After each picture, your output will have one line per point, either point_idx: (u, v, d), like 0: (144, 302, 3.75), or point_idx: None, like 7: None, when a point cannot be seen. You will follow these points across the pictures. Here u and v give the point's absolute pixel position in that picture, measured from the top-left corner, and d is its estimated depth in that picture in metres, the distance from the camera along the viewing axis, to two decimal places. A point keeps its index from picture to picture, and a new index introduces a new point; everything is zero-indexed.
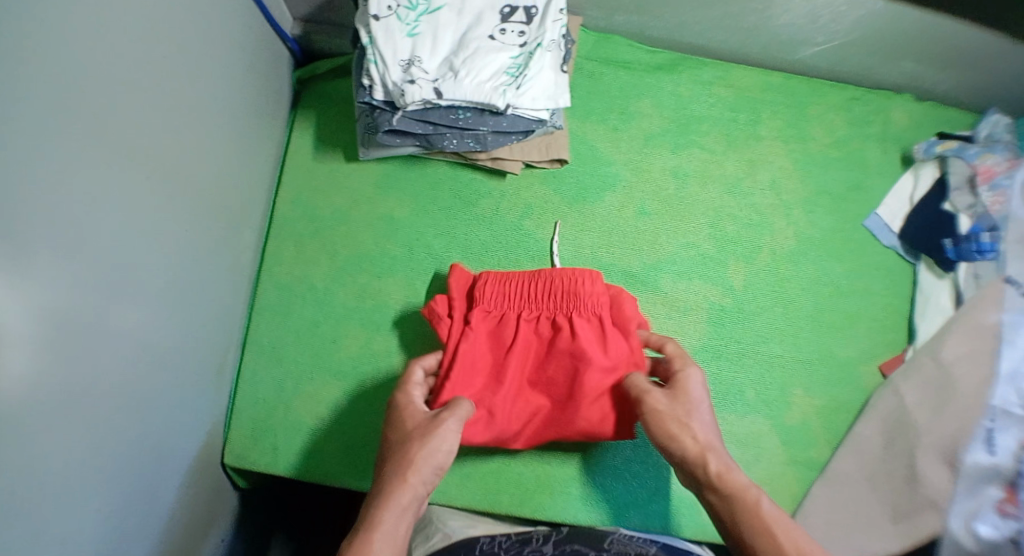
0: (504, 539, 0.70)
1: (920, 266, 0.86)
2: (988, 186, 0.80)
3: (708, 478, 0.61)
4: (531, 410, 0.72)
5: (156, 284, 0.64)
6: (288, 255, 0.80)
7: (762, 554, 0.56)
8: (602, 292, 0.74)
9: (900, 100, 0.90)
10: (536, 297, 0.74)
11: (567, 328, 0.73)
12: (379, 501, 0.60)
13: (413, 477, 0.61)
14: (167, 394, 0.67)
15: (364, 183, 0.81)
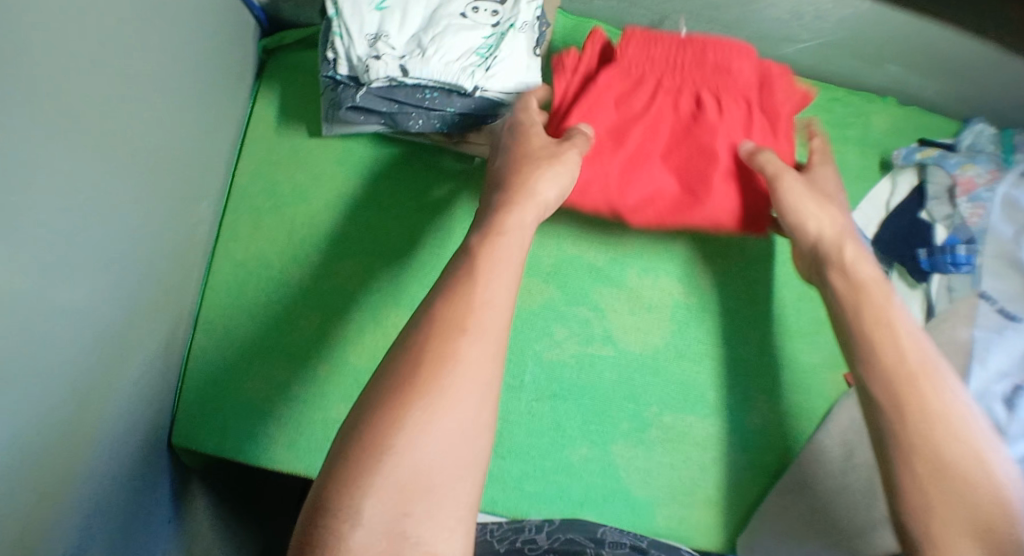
0: (496, 526, 0.72)
1: (893, 275, 0.82)
2: (968, 198, 0.80)
3: (839, 259, 0.68)
4: (649, 183, 0.73)
5: (102, 255, 0.61)
6: (245, 229, 0.78)
7: (907, 396, 0.58)
8: (753, 72, 0.76)
9: (883, 104, 0.88)
10: (681, 67, 0.76)
11: (708, 99, 0.75)
12: (498, 212, 0.63)
13: (524, 205, 0.63)
14: (109, 370, 0.65)
15: (327, 160, 0.79)
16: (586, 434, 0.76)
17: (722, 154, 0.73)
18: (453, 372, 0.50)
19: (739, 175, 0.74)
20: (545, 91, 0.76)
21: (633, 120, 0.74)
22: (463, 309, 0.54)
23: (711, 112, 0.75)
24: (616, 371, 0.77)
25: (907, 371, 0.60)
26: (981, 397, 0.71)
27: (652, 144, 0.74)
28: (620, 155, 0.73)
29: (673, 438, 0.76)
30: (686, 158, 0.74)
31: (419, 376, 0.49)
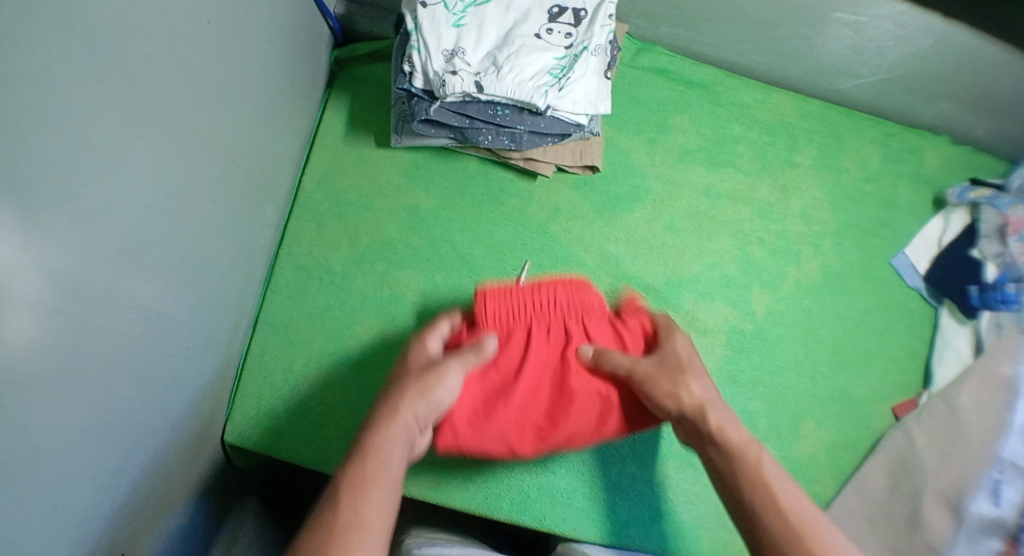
0: None
1: (942, 310, 0.85)
2: (1018, 236, 0.79)
3: (707, 431, 0.61)
4: (542, 402, 0.66)
5: (172, 253, 0.62)
6: (308, 236, 0.79)
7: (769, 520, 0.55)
8: (601, 298, 0.70)
9: (938, 141, 0.88)
10: (540, 310, 0.68)
11: (577, 334, 0.68)
12: (390, 415, 0.59)
13: (405, 418, 0.59)
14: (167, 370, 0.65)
15: (392, 171, 0.80)
16: (633, 453, 0.76)
17: (562, 424, 0.66)
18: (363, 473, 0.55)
19: (588, 408, 0.66)
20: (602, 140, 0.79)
21: (503, 350, 0.67)
22: (369, 462, 0.56)
23: (576, 379, 0.66)
24: None
25: (749, 483, 0.57)
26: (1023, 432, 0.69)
27: (548, 371, 0.67)
28: (513, 389, 0.65)
29: None
30: (583, 419, 0.66)
31: (345, 476, 0.55)
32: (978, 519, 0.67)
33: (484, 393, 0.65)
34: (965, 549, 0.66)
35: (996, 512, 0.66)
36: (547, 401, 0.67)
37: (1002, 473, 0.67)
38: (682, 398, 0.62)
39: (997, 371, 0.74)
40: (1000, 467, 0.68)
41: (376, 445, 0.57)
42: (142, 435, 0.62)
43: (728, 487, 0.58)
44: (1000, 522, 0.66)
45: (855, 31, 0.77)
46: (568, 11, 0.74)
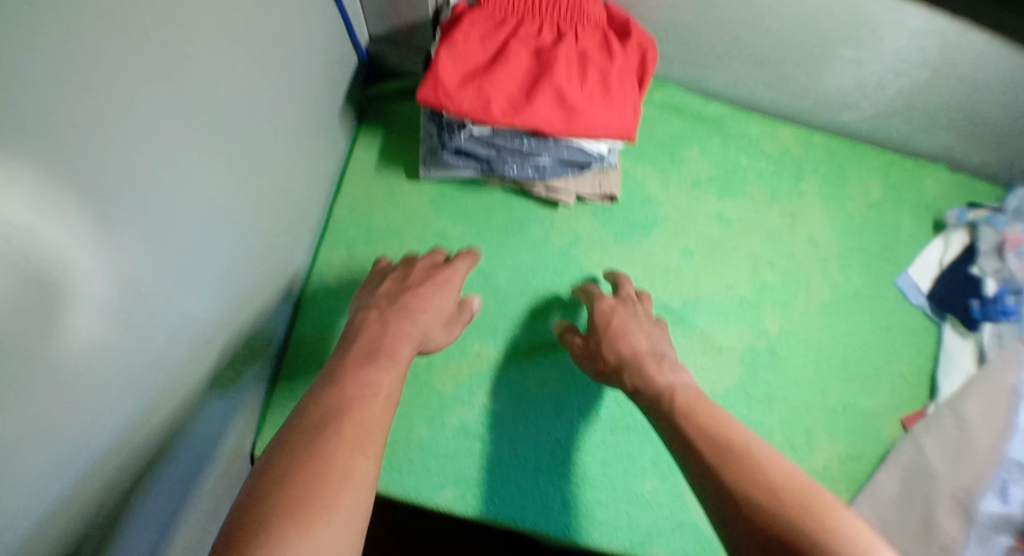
0: None
1: (945, 325, 0.88)
2: (1015, 252, 0.83)
3: (684, 410, 0.60)
4: (516, 83, 0.75)
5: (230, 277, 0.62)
6: (338, 262, 0.84)
7: (748, 473, 0.53)
8: (601, 13, 0.81)
9: (935, 169, 0.93)
10: (540, 6, 0.78)
11: (568, 34, 0.78)
12: (361, 364, 0.60)
13: (408, 339, 0.65)
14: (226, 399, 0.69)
15: (420, 200, 0.85)
16: (656, 467, 0.79)
17: (545, 84, 0.74)
18: (320, 469, 0.49)
19: (565, 72, 0.75)
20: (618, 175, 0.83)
21: (497, 38, 0.76)
22: (349, 394, 0.56)
23: (555, 79, 0.74)
24: None
25: (733, 454, 0.55)
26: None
27: (537, 53, 0.76)
28: (491, 73, 0.74)
29: None
30: (569, 88, 0.75)
31: (278, 496, 0.47)
32: (988, 518, 0.70)
33: (475, 49, 0.75)
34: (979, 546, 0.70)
35: (1005, 510, 0.70)
36: (521, 82, 0.75)
37: (1010, 474, 0.72)
38: (660, 384, 0.64)
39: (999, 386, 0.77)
40: (1009, 468, 0.72)
41: (401, 309, 0.68)
42: (199, 461, 0.62)
43: (716, 438, 0.57)
44: (1008, 519, 0.70)
45: (858, 67, 0.83)
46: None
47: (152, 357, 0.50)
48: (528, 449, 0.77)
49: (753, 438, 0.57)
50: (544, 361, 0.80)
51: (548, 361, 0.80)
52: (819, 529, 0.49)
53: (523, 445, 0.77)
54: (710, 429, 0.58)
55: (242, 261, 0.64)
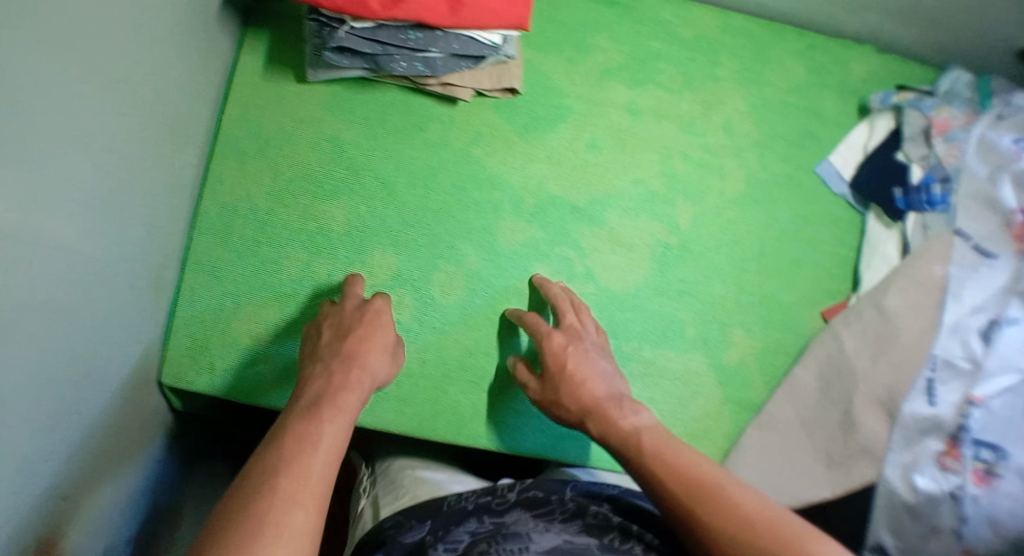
0: (471, 493, 0.70)
1: (869, 215, 0.86)
2: (944, 138, 0.81)
3: (655, 459, 0.62)
4: None
5: (93, 196, 0.60)
6: (230, 174, 0.79)
7: (727, 520, 0.56)
8: None
9: (862, 51, 0.89)
10: None
11: None
12: (299, 440, 0.57)
13: (347, 413, 0.62)
14: (110, 314, 0.67)
15: (311, 103, 0.80)
16: None
17: None
18: (272, 512, 0.51)
19: None
20: (519, 68, 0.78)
21: None
22: (291, 448, 0.57)
23: None
24: (597, 308, 0.78)
25: (710, 513, 0.57)
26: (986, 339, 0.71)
27: None
28: None
29: (652, 372, 0.78)
30: None
31: (238, 521, 0.50)
32: (912, 419, 0.70)
33: None
34: (902, 450, 0.70)
35: (932, 412, 0.70)
36: None
37: (935, 372, 0.71)
38: (630, 435, 0.65)
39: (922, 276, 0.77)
40: (934, 365, 0.71)
41: (344, 361, 0.66)
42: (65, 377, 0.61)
43: (700, 513, 0.58)
44: (935, 422, 0.70)
45: None
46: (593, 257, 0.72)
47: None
48: (435, 359, 0.76)
49: (722, 475, 0.61)
50: (445, 267, 0.77)
51: (451, 264, 0.77)
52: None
53: (429, 354, 0.76)
54: (687, 488, 0.59)
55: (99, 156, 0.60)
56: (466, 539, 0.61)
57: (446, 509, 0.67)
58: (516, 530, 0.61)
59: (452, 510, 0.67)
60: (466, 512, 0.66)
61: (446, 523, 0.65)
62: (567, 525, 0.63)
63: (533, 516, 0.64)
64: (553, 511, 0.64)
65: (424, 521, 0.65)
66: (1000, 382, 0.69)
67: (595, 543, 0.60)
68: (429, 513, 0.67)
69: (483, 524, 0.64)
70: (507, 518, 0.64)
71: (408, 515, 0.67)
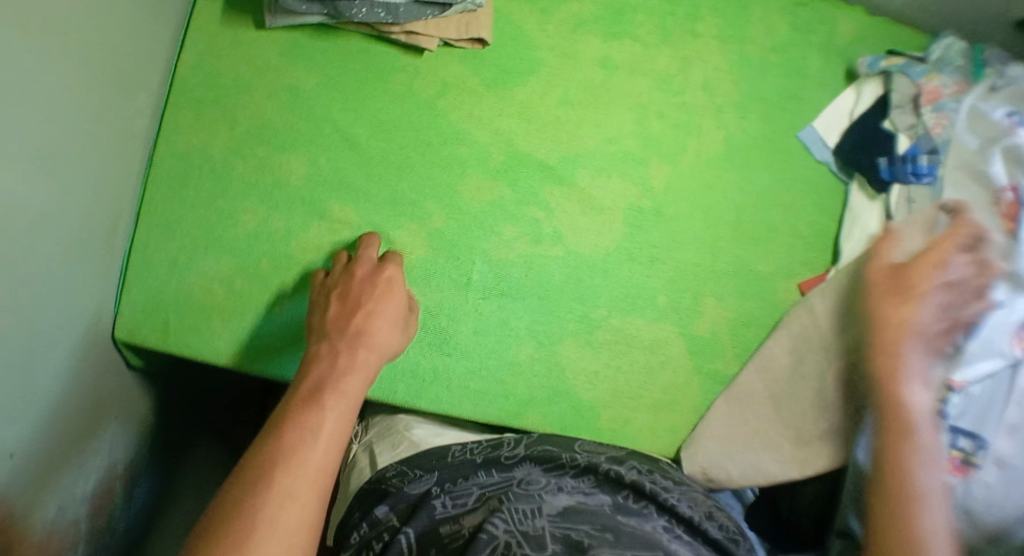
0: (474, 445, 0.70)
1: (852, 184, 0.82)
2: (933, 107, 0.76)
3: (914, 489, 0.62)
4: None
5: (31, 144, 0.59)
6: (185, 123, 0.76)
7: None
8: None
9: (849, 12, 0.85)
10: None
11: None
12: (297, 429, 0.57)
13: (351, 397, 0.60)
14: (56, 263, 0.64)
15: (269, 50, 0.76)
16: (532, 333, 0.74)
17: None
18: (267, 511, 0.52)
19: None
20: (487, 18, 0.75)
21: None
22: (289, 440, 0.56)
23: None
24: (565, 271, 0.75)
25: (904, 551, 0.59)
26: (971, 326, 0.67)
27: None
28: None
29: (622, 340, 0.75)
30: None
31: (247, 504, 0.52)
32: None
33: None
34: None
35: None
36: None
37: None
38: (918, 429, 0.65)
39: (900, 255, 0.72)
40: None
41: (354, 336, 0.64)
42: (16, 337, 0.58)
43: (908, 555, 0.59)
44: None
45: None
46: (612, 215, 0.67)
47: None
48: None
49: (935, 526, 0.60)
50: (407, 224, 0.74)
51: (413, 222, 0.74)
52: None
53: None
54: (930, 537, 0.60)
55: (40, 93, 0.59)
56: (474, 494, 0.62)
57: (451, 460, 0.67)
58: (528, 489, 0.62)
59: (456, 462, 0.67)
60: (472, 466, 0.66)
61: (454, 474, 0.65)
62: (580, 481, 0.65)
63: (545, 476, 0.65)
64: (564, 466, 0.66)
65: (430, 472, 0.66)
66: (981, 369, 0.66)
67: (610, 500, 0.62)
68: (433, 463, 0.67)
69: (492, 478, 0.65)
70: (517, 473, 0.65)
71: (412, 464, 0.67)
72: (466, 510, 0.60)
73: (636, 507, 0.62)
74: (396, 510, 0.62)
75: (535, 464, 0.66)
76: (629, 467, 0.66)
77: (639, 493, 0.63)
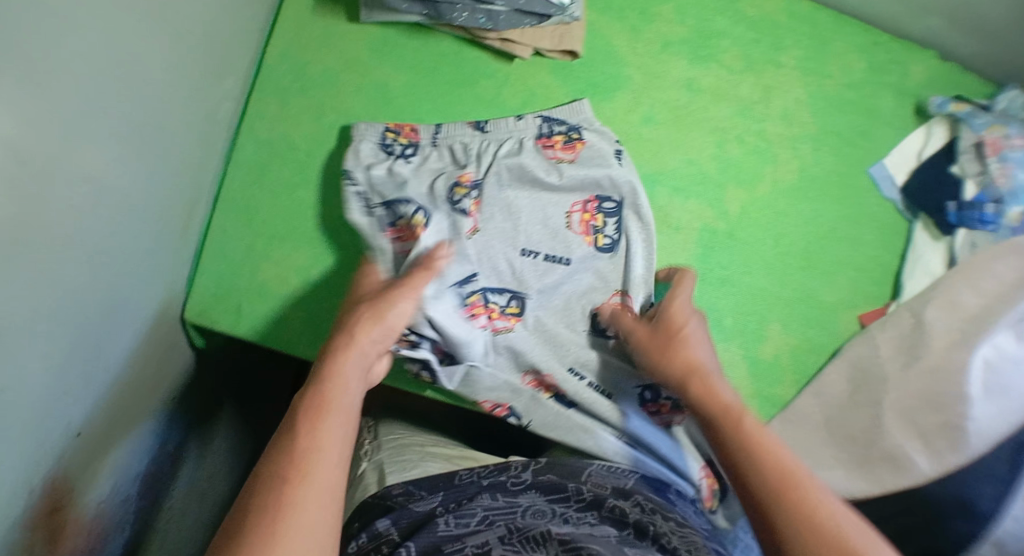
0: (483, 469, 0.66)
1: (917, 225, 0.82)
2: (997, 157, 0.77)
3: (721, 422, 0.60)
4: None
5: (130, 120, 0.59)
6: (272, 110, 0.77)
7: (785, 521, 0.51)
8: None
9: (926, 56, 0.87)
10: None
11: None
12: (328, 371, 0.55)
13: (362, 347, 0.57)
14: (146, 239, 0.65)
15: (362, 45, 0.78)
16: None
17: None
18: (280, 528, 0.44)
19: None
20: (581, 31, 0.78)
21: None
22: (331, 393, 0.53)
23: None
24: None
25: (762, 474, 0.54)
26: (989, 367, 0.67)
27: None
28: None
29: None
30: None
31: (273, 482, 0.46)
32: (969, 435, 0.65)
33: None
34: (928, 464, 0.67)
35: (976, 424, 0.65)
36: None
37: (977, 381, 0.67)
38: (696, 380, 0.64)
39: (957, 295, 0.73)
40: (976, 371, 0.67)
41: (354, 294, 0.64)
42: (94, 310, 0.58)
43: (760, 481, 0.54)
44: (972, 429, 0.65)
45: None
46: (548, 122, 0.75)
47: (41, 195, 0.48)
48: None
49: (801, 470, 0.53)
50: None
51: None
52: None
53: None
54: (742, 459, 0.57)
55: (163, 72, 0.62)
56: (480, 514, 0.56)
57: (458, 483, 0.64)
58: (533, 519, 0.55)
59: (463, 485, 0.63)
60: (475, 488, 0.62)
61: (460, 496, 0.61)
62: (584, 514, 0.57)
63: (550, 501, 0.59)
64: (570, 498, 0.60)
65: (435, 493, 0.62)
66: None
67: (611, 532, 0.54)
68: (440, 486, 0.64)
69: (497, 501, 0.59)
70: (519, 499, 0.60)
71: (418, 485, 0.64)
72: (467, 530, 0.53)
73: (638, 544, 0.53)
74: (398, 525, 0.57)
75: (540, 493, 0.61)
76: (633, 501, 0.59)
77: (641, 532, 0.55)
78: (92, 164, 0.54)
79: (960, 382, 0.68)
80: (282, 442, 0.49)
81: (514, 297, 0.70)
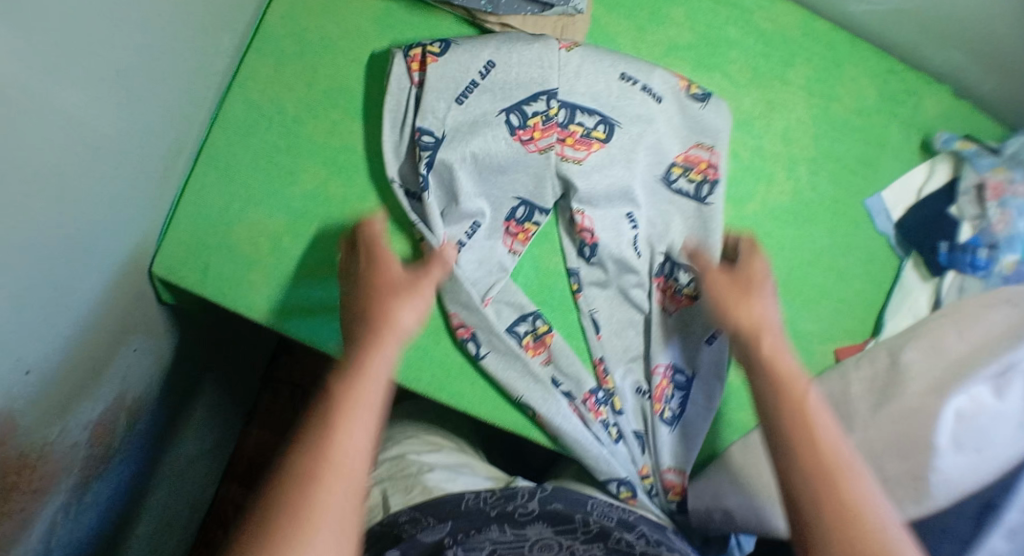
0: (488, 494, 0.68)
1: (907, 263, 0.80)
2: (997, 202, 0.74)
3: (739, 326, 0.60)
4: None
5: (113, 63, 0.57)
6: (265, 71, 0.76)
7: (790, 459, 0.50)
8: None
9: (939, 91, 0.85)
10: None
11: None
12: (377, 316, 0.56)
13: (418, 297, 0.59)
14: (124, 185, 0.64)
15: (365, 15, 0.77)
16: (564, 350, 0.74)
17: None
18: (311, 490, 0.45)
19: None
20: (584, 26, 0.77)
21: None
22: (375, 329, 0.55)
23: None
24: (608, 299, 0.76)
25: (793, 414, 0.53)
26: (962, 418, 0.65)
27: None
28: None
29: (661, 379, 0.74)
30: None
31: (324, 411, 0.49)
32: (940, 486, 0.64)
33: None
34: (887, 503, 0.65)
35: (941, 475, 0.64)
36: None
37: (945, 431, 0.65)
38: (739, 313, 0.61)
39: (941, 341, 0.71)
40: (946, 420, 0.65)
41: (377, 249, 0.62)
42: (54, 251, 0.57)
43: (794, 437, 0.51)
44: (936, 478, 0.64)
45: None
46: (521, 109, 0.72)
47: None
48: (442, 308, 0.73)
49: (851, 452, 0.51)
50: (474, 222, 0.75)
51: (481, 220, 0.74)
52: (842, 499, 0.47)
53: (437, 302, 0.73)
54: (764, 398, 0.55)
55: (153, 17, 0.60)
56: (488, 548, 0.59)
57: (464, 508, 0.65)
58: None
59: (470, 511, 0.65)
60: (484, 518, 0.64)
61: (468, 525, 0.63)
62: (590, 547, 0.59)
63: (557, 534, 0.61)
64: (576, 530, 0.61)
65: (442, 521, 0.63)
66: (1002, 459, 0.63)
67: None
68: (443, 512, 0.65)
69: (506, 534, 0.61)
70: (529, 533, 0.61)
71: (425, 511, 0.65)
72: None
73: None
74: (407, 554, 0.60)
75: (548, 525, 0.63)
76: (637, 536, 0.62)
77: None
78: (62, 103, 0.52)
79: (928, 429, 0.66)
80: (315, 402, 0.50)
81: (603, 121, 0.74)
